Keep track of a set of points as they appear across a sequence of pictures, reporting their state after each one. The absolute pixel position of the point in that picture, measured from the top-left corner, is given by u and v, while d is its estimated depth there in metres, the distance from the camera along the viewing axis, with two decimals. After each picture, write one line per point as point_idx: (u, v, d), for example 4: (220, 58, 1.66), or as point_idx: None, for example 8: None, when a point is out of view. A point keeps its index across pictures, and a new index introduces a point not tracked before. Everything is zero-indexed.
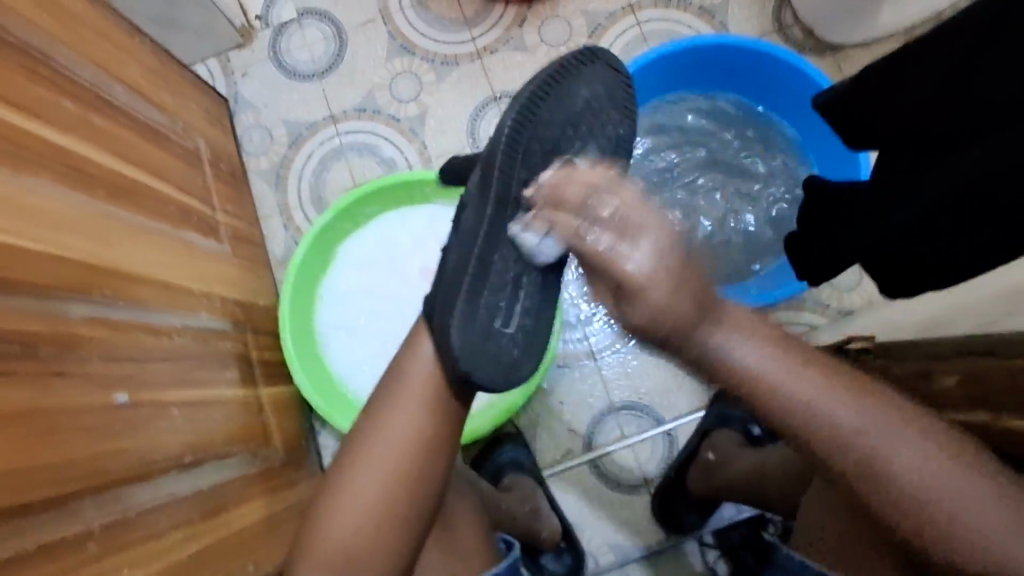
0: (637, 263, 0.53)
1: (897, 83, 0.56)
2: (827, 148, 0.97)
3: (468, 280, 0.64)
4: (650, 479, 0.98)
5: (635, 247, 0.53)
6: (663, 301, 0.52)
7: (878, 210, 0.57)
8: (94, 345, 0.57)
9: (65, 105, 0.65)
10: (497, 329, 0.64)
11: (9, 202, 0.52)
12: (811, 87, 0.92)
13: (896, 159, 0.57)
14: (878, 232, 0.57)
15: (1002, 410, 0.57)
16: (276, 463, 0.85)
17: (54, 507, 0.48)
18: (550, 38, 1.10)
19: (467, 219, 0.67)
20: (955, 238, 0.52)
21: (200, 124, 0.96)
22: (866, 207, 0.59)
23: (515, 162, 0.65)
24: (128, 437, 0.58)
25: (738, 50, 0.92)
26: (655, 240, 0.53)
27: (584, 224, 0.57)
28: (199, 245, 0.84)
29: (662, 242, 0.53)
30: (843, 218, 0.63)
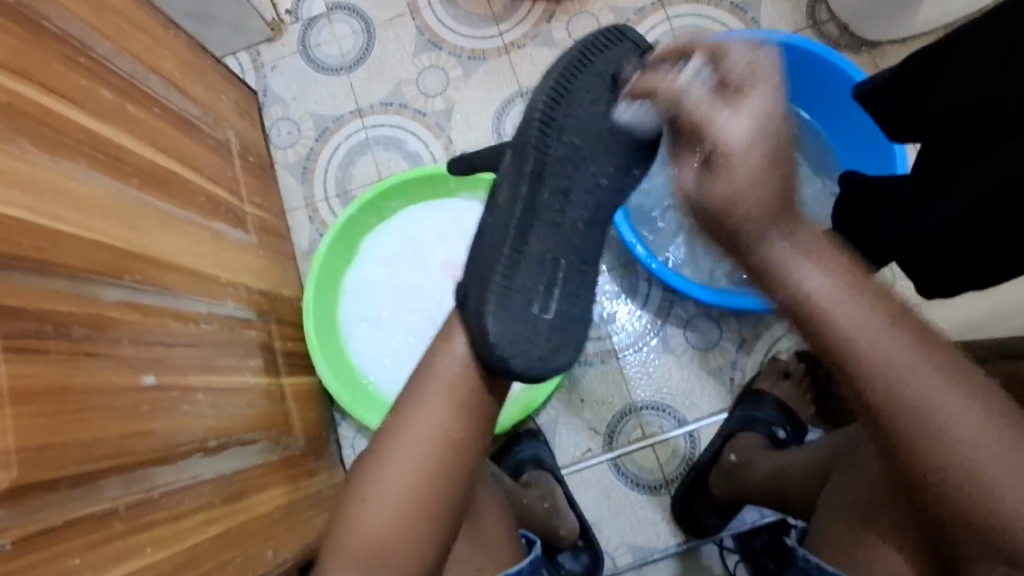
0: (737, 125, 0.54)
1: (936, 78, 0.54)
2: (862, 144, 0.94)
3: (504, 261, 0.62)
4: (670, 481, 0.97)
5: (744, 107, 0.55)
6: (747, 182, 0.54)
7: (917, 206, 0.55)
8: (123, 327, 0.58)
9: (102, 92, 0.66)
10: (535, 315, 0.62)
11: (45, 185, 0.53)
12: (848, 84, 0.89)
13: (939, 154, 0.55)
14: (918, 228, 0.55)
15: None
16: (296, 452, 0.85)
17: (82, 484, 0.49)
18: (577, 34, 1.10)
19: (500, 196, 0.64)
20: (1001, 238, 0.50)
21: (231, 115, 0.98)
22: (903, 204, 0.57)
23: (549, 137, 0.63)
24: (155, 419, 0.59)
25: (771, 46, 0.91)
26: (765, 98, 0.55)
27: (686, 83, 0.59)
28: (228, 235, 0.85)
29: (768, 102, 0.55)
30: (877, 216, 0.61)
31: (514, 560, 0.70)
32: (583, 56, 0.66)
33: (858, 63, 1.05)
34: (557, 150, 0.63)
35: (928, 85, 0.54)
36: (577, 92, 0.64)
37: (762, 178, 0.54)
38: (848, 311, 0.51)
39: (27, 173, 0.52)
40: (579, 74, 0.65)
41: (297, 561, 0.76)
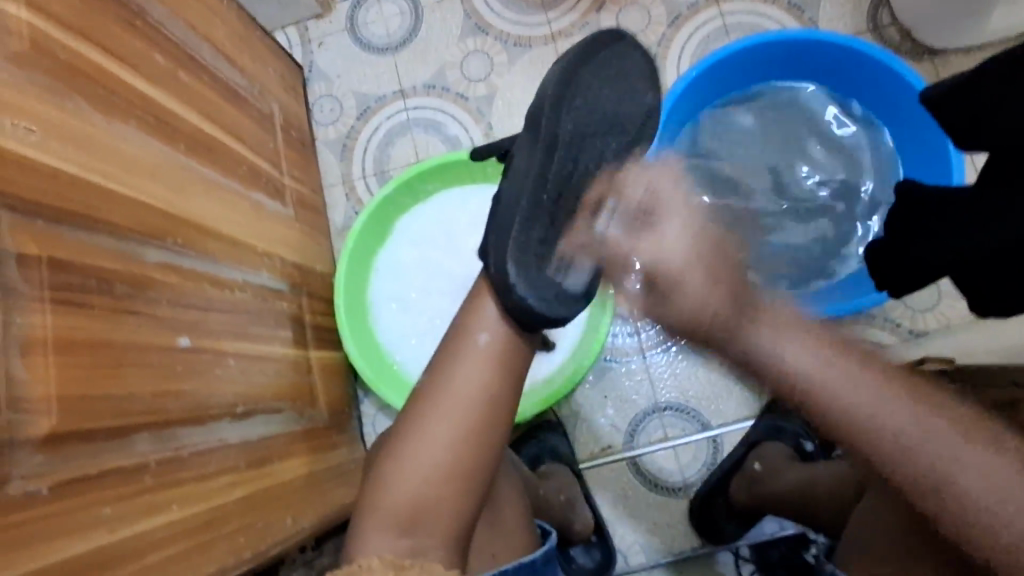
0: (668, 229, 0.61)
1: (1008, 86, 0.51)
2: (919, 153, 0.91)
3: (523, 212, 0.62)
4: (690, 484, 0.95)
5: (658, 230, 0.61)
6: (697, 295, 0.57)
7: (977, 221, 0.53)
8: (164, 289, 0.59)
9: (155, 57, 0.67)
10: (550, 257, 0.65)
11: (97, 144, 0.55)
12: (908, 91, 0.86)
13: (1005, 165, 0.52)
14: (975, 243, 0.52)
15: None
16: (319, 425, 0.86)
17: (117, 436, 0.50)
18: (626, 25, 1.08)
19: (516, 164, 0.65)
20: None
21: (276, 88, 0.99)
22: (964, 216, 0.55)
23: (560, 114, 0.64)
24: (187, 380, 0.60)
25: (828, 47, 0.87)
26: (675, 226, 0.61)
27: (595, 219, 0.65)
28: (267, 206, 0.86)
29: (686, 230, 0.61)
30: (932, 228, 0.58)
31: (527, 549, 0.70)
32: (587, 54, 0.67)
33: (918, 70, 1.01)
34: (566, 125, 0.64)
35: (1000, 90, 0.51)
36: (581, 80, 0.65)
37: (710, 298, 0.56)
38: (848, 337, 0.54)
39: (79, 129, 0.53)
40: (581, 65, 0.66)
41: (314, 532, 0.77)
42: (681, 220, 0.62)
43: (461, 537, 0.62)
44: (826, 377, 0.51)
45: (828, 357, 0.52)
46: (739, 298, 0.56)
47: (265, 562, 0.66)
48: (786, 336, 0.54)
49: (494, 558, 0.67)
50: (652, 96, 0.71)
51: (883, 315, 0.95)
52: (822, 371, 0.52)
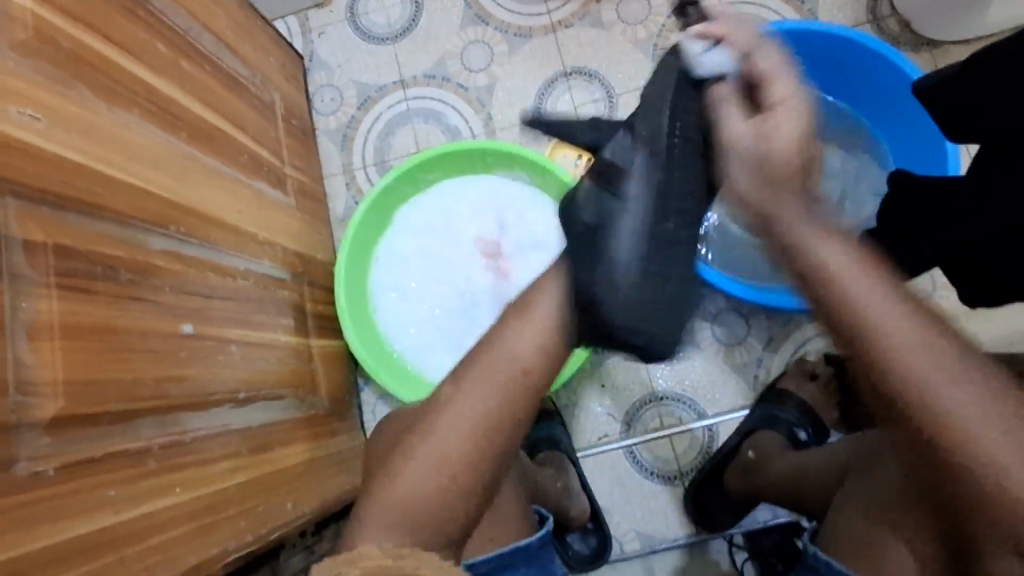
0: (742, 125, 0.59)
1: (1000, 80, 0.50)
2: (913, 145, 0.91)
3: (595, 227, 0.65)
4: (685, 472, 0.96)
5: (774, 115, 0.57)
6: (744, 184, 0.57)
7: (967, 211, 0.53)
8: (168, 276, 0.60)
9: (156, 45, 0.68)
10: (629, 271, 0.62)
11: (102, 133, 0.55)
12: (905, 82, 0.86)
13: (994, 155, 0.52)
14: (966, 233, 0.53)
15: None
16: (321, 412, 0.87)
17: (122, 420, 0.51)
18: (626, 16, 1.08)
19: (608, 183, 0.66)
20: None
21: (278, 78, 0.99)
22: (953, 205, 0.55)
23: (648, 134, 0.67)
24: (191, 365, 0.61)
25: (829, 39, 0.88)
26: (789, 107, 0.57)
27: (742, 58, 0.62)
28: (267, 195, 0.86)
29: (791, 106, 0.58)
30: (924, 217, 0.58)
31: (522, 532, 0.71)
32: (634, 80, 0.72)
33: (917, 62, 1.01)
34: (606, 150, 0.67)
35: (990, 82, 0.51)
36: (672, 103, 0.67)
37: (795, 131, 0.56)
38: (876, 299, 0.50)
39: (85, 118, 0.54)
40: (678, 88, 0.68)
41: (315, 517, 0.78)
42: (788, 114, 0.57)
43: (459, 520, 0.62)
44: (850, 278, 0.52)
45: (857, 258, 0.53)
46: (767, 171, 0.56)
47: (267, 545, 0.67)
48: (816, 233, 0.54)
49: (490, 543, 0.68)
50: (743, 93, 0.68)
51: None
52: (844, 269, 0.52)
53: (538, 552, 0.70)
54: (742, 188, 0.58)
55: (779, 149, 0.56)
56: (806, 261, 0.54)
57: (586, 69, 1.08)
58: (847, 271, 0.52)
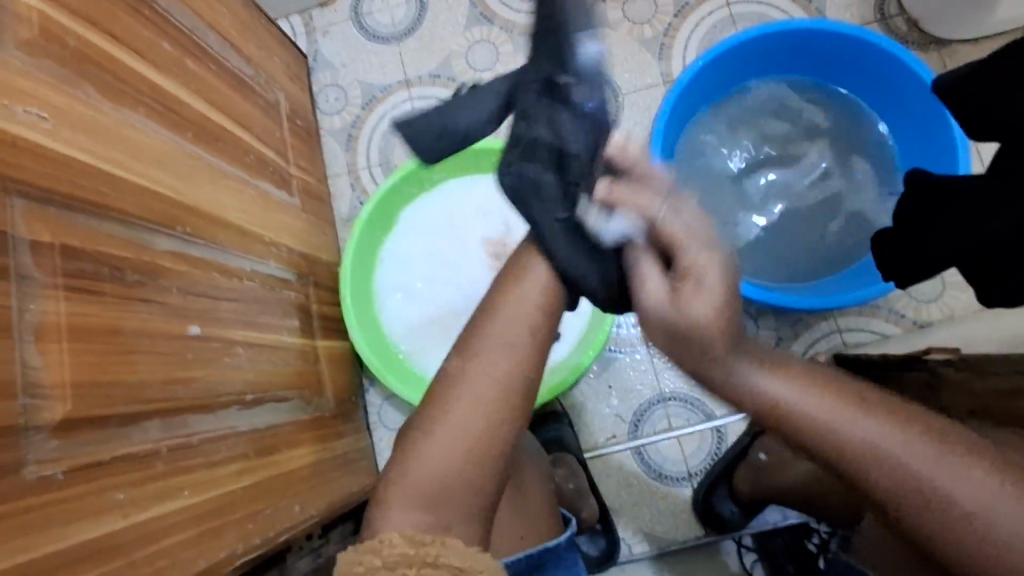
0: (653, 285, 0.54)
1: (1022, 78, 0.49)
2: (920, 145, 0.91)
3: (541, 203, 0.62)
4: (694, 473, 0.95)
5: (686, 287, 0.53)
6: (705, 315, 0.51)
7: (982, 211, 0.52)
8: (175, 277, 0.60)
9: (162, 45, 0.67)
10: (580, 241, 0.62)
11: (108, 132, 0.55)
12: (914, 81, 0.85)
13: (1014, 154, 0.51)
14: (981, 233, 0.51)
15: None
16: (327, 413, 0.87)
17: (129, 422, 0.50)
18: (633, 14, 1.07)
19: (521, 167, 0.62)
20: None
21: (282, 77, 0.99)
22: (969, 205, 0.53)
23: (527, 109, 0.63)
24: (198, 367, 0.60)
25: (838, 37, 0.87)
26: (716, 276, 0.52)
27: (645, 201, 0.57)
28: (273, 195, 0.86)
29: (718, 276, 0.52)
30: (935, 216, 0.57)
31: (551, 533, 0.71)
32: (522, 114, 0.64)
33: (925, 61, 1.00)
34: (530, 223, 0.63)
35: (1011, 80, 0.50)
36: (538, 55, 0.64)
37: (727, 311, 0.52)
38: (819, 409, 0.50)
39: (91, 117, 0.53)
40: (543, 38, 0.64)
41: (322, 519, 0.78)
42: (712, 267, 0.53)
43: (484, 517, 0.61)
44: (798, 402, 0.51)
45: (810, 389, 0.52)
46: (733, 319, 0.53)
47: (275, 549, 0.66)
48: (756, 372, 0.53)
49: (522, 541, 0.68)
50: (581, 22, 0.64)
51: (887, 306, 0.95)
52: (794, 398, 0.51)
53: (566, 552, 0.69)
54: (686, 313, 0.52)
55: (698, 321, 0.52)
56: (751, 395, 0.53)
57: None
58: (797, 398, 0.51)
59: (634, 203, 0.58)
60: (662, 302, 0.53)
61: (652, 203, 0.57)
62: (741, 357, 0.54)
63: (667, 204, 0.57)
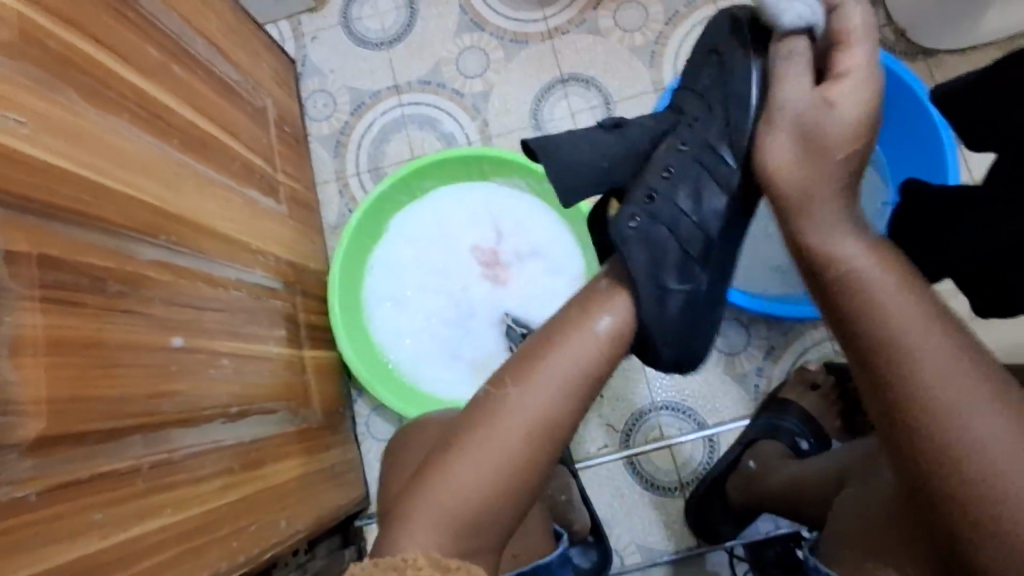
0: (796, 91, 0.55)
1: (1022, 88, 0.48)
2: (907, 154, 0.92)
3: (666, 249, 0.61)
4: (686, 483, 0.95)
5: (836, 90, 0.54)
6: (830, 136, 0.54)
7: (981, 220, 0.51)
8: (158, 287, 0.58)
9: (148, 49, 0.66)
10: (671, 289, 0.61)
11: (89, 138, 0.53)
12: (907, 92, 0.85)
13: (1009, 165, 0.50)
14: (982, 241, 0.51)
15: None
16: (314, 425, 0.85)
17: (109, 439, 0.48)
18: (624, 23, 1.07)
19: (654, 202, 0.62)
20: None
21: (270, 82, 0.97)
22: (964, 216, 0.53)
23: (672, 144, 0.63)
24: (181, 380, 0.58)
25: None
26: (861, 81, 0.54)
27: (788, 7, 0.54)
28: (260, 203, 0.84)
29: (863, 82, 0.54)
30: (931, 225, 0.56)
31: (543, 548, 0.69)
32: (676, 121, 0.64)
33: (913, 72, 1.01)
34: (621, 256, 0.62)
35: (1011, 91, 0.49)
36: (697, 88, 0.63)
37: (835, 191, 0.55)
38: (891, 302, 0.49)
39: (71, 123, 0.52)
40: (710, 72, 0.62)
41: (308, 534, 0.76)
42: (853, 82, 0.54)
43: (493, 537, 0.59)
44: (879, 291, 0.50)
45: (880, 264, 0.51)
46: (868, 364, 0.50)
47: (259, 567, 0.64)
48: (838, 233, 0.53)
49: (517, 558, 0.68)
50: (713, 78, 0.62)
51: None
52: (870, 272, 0.51)
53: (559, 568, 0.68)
54: (787, 170, 0.55)
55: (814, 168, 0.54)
56: (840, 264, 0.52)
57: (584, 76, 1.07)
58: (874, 272, 0.51)
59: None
60: (819, 103, 0.54)
61: (793, 60, 0.55)
62: (830, 223, 0.54)
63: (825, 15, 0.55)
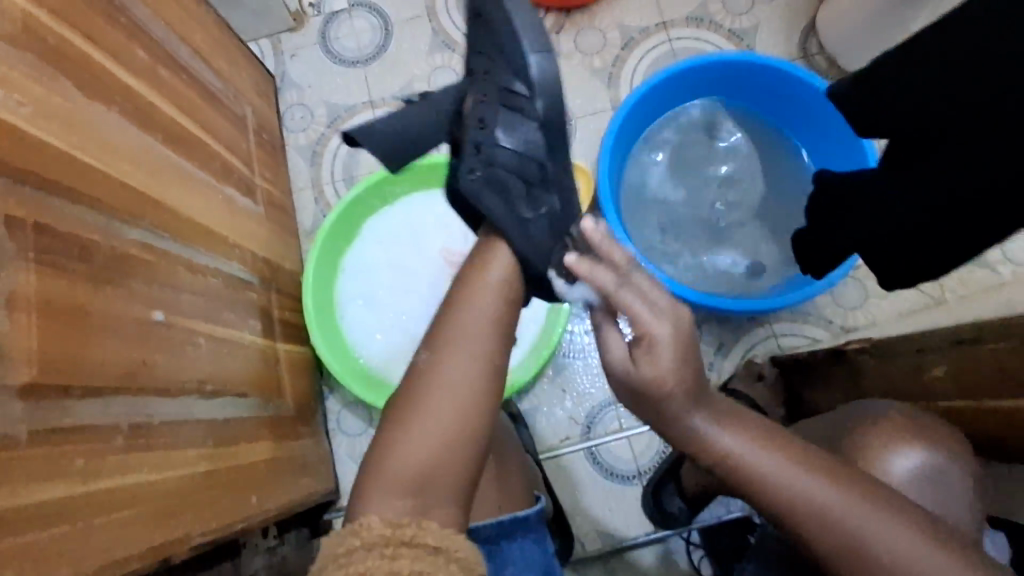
0: (616, 352, 0.60)
1: (899, 87, 0.54)
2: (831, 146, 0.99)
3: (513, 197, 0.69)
4: (643, 472, 1.00)
5: (647, 356, 0.58)
6: (668, 367, 0.56)
7: (874, 209, 0.57)
8: (140, 265, 0.62)
9: (136, 51, 0.71)
10: (529, 217, 0.70)
11: (79, 122, 0.58)
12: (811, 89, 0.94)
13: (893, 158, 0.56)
14: (874, 229, 0.56)
15: (985, 396, 0.58)
16: (286, 414, 0.88)
17: (92, 395, 0.52)
18: (584, 46, 1.16)
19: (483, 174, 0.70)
20: (980, 219, 0.49)
21: (250, 94, 1.03)
22: (865, 205, 0.59)
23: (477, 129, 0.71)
24: (159, 352, 0.62)
25: (741, 65, 0.96)
26: (667, 339, 0.57)
27: (623, 284, 0.60)
28: (237, 202, 0.89)
29: (677, 337, 0.57)
30: (839, 215, 0.62)
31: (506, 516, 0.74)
32: (472, 80, 0.74)
33: None
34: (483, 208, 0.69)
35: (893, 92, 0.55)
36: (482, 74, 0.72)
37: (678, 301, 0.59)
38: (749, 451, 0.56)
39: (64, 109, 0.56)
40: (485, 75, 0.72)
41: (278, 515, 0.79)
42: (661, 321, 0.58)
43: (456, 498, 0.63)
44: (742, 450, 0.56)
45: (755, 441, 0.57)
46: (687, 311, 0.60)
47: (229, 538, 0.67)
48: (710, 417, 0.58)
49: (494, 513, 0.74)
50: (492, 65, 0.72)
51: (816, 314, 1.03)
52: (741, 448, 0.56)
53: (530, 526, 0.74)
54: (640, 371, 0.58)
55: (651, 382, 0.57)
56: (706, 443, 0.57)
57: None
58: (745, 449, 0.56)
59: (597, 262, 0.61)
60: (626, 367, 0.58)
61: (621, 290, 0.59)
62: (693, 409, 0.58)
63: (629, 284, 0.60)
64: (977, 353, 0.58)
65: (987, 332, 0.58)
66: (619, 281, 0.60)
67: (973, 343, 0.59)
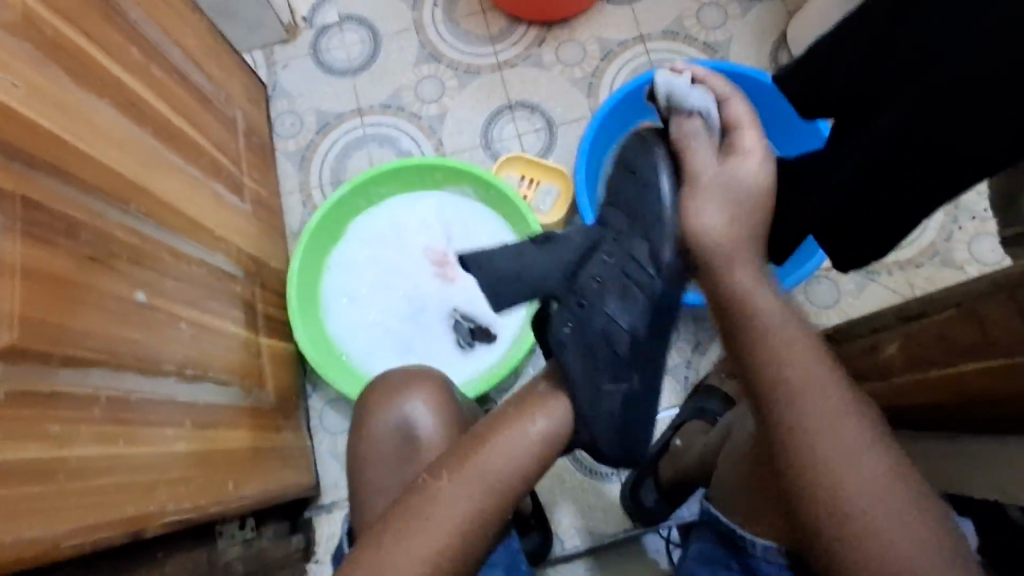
0: (711, 218, 0.63)
1: (829, 70, 0.58)
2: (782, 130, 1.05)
3: (580, 359, 0.67)
4: (621, 468, 1.01)
5: (717, 203, 0.64)
6: (722, 219, 0.63)
7: (821, 188, 0.61)
8: (125, 247, 0.64)
9: (130, 49, 0.74)
10: (606, 390, 0.67)
11: (71, 109, 0.60)
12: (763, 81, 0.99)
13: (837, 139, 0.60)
14: (823, 206, 0.60)
15: (924, 367, 0.59)
16: (266, 406, 0.89)
17: (73, 365, 0.53)
18: (565, 58, 1.20)
19: (563, 328, 0.68)
20: (899, 193, 0.53)
21: (241, 99, 1.06)
22: (816, 185, 0.62)
23: (584, 270, 0.68)
24: (140, 331, 0.63)
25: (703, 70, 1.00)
26: (758, 164, 0.65)
27: (720, 141, 0.67)
28: (225, 198, 0.91)
29: (744, 210, 0.64)
30: (792, 198, 0.66)
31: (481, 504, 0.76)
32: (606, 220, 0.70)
33: None
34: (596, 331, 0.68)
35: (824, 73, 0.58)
36: (619, 225, 0.68)
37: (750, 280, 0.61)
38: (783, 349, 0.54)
39: (58, 94, 0.59)
40: (624, 220, 0.68)
41: (254, 502, 0.79)
42: (754, 159, 0.65)
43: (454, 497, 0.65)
44: (776, 341, 0.55)
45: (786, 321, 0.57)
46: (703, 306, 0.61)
47: (204, 519, 0.68)
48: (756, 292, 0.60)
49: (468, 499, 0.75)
50: (626, 232, 0.67)
51: None
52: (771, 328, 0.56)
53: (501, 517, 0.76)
54: (714, 224, 0.63)
55: (697, 235, 0.63)
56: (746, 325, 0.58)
57: (530, 103, 1.19)
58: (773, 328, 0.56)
59: (686, 113, 0.68)
60: (708, 228, 0.62)
61: (699, 142, 0.66)
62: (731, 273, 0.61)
63: (744, 136, 0.67)
64: (924, 326, 0.60)
65: (929, 307, 0.61)
66: (709, 132, 0.67)
67: (917, 318, 0.62)
